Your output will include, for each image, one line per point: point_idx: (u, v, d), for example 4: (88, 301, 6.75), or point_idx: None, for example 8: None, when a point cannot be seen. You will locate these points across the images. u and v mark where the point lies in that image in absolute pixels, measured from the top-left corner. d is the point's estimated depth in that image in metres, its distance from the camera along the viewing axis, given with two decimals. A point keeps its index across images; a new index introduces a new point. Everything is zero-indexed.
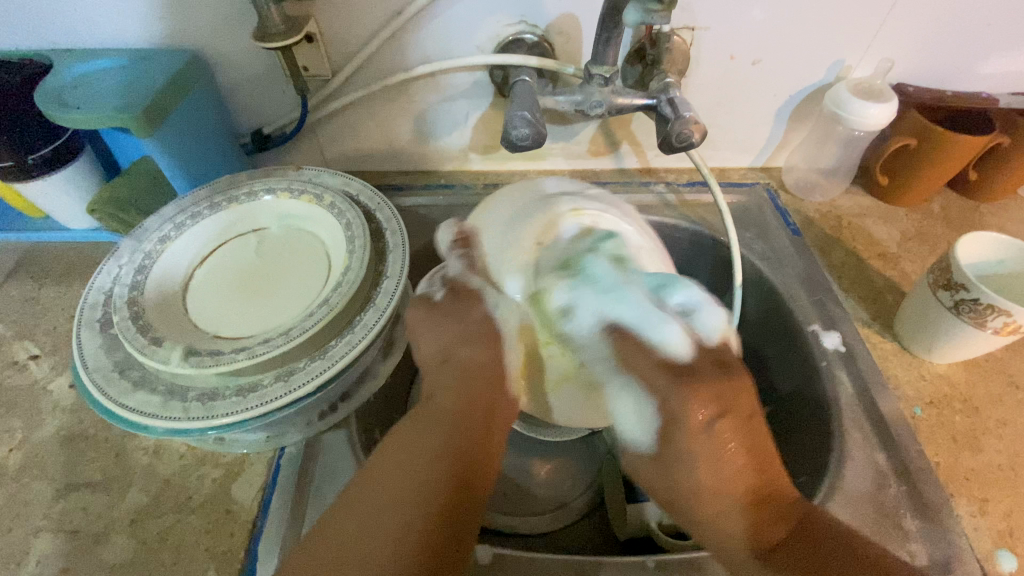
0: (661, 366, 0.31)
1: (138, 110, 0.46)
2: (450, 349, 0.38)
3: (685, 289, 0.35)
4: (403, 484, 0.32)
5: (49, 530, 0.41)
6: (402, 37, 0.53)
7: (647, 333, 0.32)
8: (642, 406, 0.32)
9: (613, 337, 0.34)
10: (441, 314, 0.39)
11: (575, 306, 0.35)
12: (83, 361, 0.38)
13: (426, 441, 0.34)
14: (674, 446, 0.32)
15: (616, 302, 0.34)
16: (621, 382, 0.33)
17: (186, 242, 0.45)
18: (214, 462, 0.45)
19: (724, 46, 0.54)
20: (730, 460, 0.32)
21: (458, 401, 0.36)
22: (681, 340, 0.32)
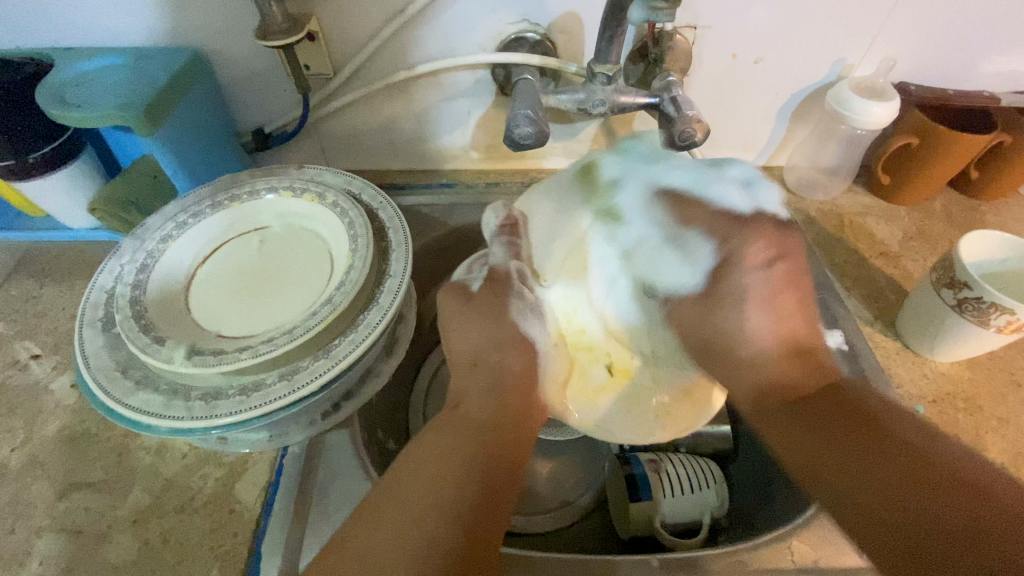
0: (716, 220, 0.38)
1: (139, 108, 0.46)
2: (483, 349, 0.41)
3: (733, 171, 0.40)
4: (433, 484, 0.32)
5: (50, 530, 0.41)
6: (404, 35, 0.53)
7: (704, 192, 0.39)
8: (692, 242, 0.39)
9: (667, 207, 0.40)
10: (473, 311, 0.42)
11: (631, 190, 0.42)
12: (85, 360, 0.38)
13: (459, 443, 0.35)
14: (727, 281, 0.39)
15: (662, 176, 0.41)
16: (664, 248, 0.41)
17: (188, 241, 0.45)
18: (217, 462, 0.45)
19: (726, 44, 0.54)
20: (787, 314, 0.39)
21: (485, 414, 0.37)
22: (740, 199, 0.39)
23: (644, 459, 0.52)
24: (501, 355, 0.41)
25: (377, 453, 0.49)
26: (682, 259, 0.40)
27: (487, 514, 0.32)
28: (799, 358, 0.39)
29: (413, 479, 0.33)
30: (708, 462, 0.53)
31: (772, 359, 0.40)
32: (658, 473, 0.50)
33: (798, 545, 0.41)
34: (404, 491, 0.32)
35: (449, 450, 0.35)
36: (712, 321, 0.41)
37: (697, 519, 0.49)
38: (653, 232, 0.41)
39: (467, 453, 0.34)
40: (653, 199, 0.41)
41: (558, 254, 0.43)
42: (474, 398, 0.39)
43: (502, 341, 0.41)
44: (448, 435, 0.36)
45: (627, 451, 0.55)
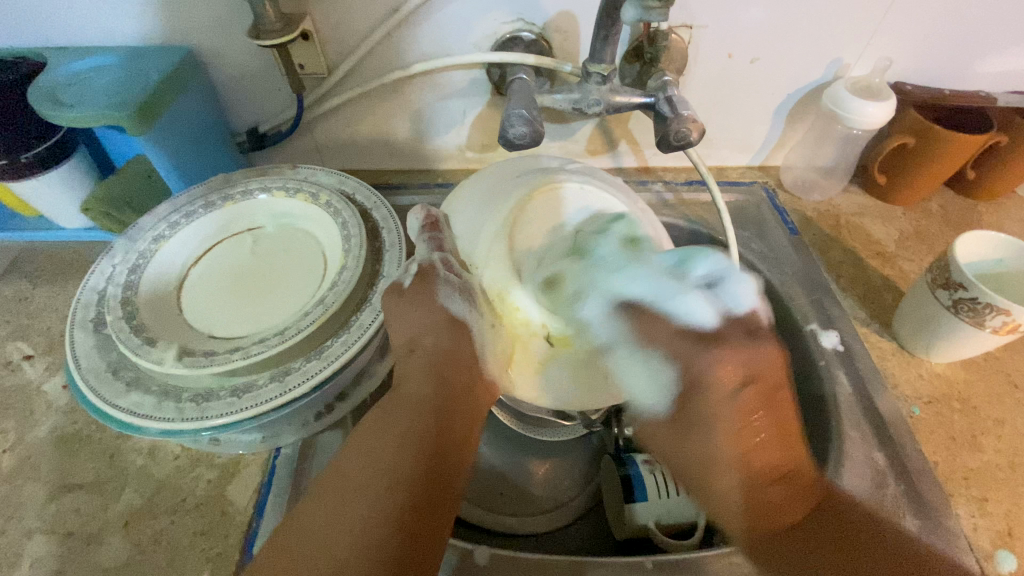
0: (686, 341, 0.32)
1: (131, 108, 0.46)
2: (417, 335, 0.39)
3: (704, 263, 0.34)
4: (370, 468, 0.33)
5: (41, 532, 0.41)
6: (399, 34, 0.52)
7: (666, 311, 0.33)
8: (652, 362, 0.34)
9: (626, 319, 0.34)
10: (405, 302, 0.39)
11: (619, 275, 0.34)
12: (76, 361, 0.37)
13: (395, 434, 0.34)
14: (693, 403, 0.33)
15: (622, 282, 0.34)
16: (633, 355, 0.35)
17: (181, 242, 0.45)
18: (209, 463, 0.44)
19: (722, 44, 0.54)
20: (771, 404, 0.33)
21: (423, 391, 0.37)
22: (707, 311, 0.32)
23: (640, 460, 0.52)
24: (434, 335, 0.38)
25: None
26: (649, 371, 0.34)
27: (424, 498, 0.33)
28: (775, 445, 0.33)
29: (355, 466, 0.33)
30: None
31: (743, 445, 0.33)
32: (653, 474, 0.50)
33: None
34: (347, 481, 0.32)
35: (389, 431, 0.34)
36: (689, 436, 0.34)
37: (692, 521, 0.49)
38: (612, 331, 0.35)
39: (405, 433, 0.35)
40: (616, 313, 0.34)
41: (497, 241, 0.36)
42: (414, 377, 0.38)
43: (435, 330, 0.39)
44: (385, 416, 0.36)
45: (622, 452, 0.55)
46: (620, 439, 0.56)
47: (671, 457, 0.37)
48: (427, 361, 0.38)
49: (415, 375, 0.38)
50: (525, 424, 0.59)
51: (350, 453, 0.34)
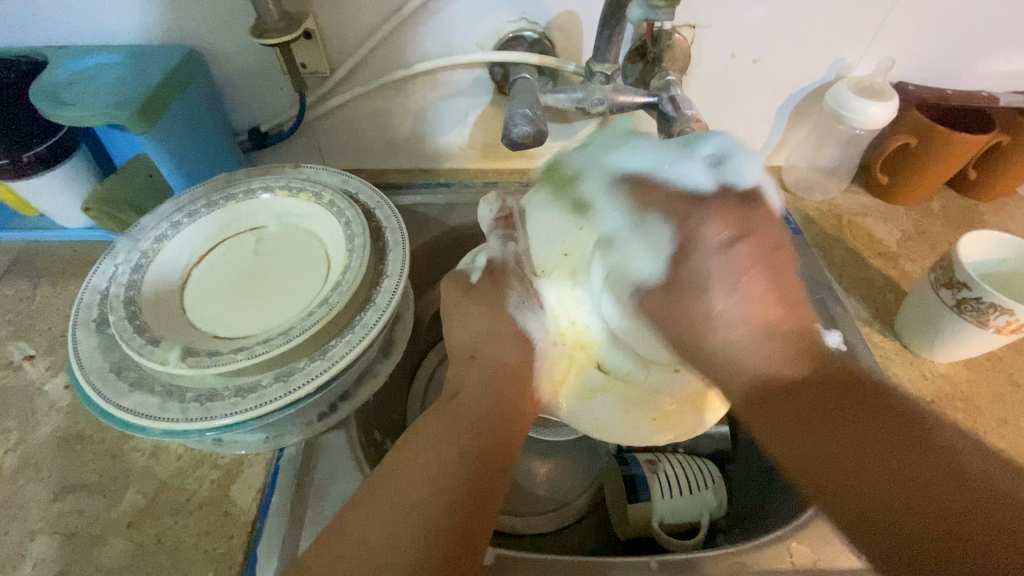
0: (676, 201, 0.36)
1: (134, 107, 0.45)
2: (483, 338, 0.41)
3: (702, 148, 0.37)
4: (424, 480, 0.33)
5: (45, 533, 0.41)
6: (402, 33, 0.52)
7: (669, 175, 0.37)
8: (648, 224, 0.38)
9: (636, 189, 0.39)
10: (475, 300, 0.42)
11: (630, 154, 0.41)
12: (78, 361, 0.37)
13: (448, 445, 0.35)
14: (688, 264, 0.35)
15: (638, 159, 0.40)
16: (632, 232, 0.38)
17: (183, 241, 0.45)
18: (212, 464, 0.44)
19: (725, 44, 0.54)
20: (763, 296, 0.33)
21: (482, 406, 0.38)
22: (702, 176, 0.36)
23: (641, 460, 0.52)
24: (496, 343, 0.41)
25: (374, 455, 0.49)
26: (646, 242, 0.38)
27: (477, 511, 0.33)
28: (782, 343, 0.33)
29: (405, 478, 0.33)
30: (706, 463, 0.53)
31: (748, 334, 0.33)
32: (656, 473, 0.50)
33: (797, 547, 0.41)
34: (396, 491, 0.33)
35: (443, 443, 0.35)
36: (675, 312, 0.36)
37: (696, 520, 0.49)
38: (620, 219, 0.39)
39: (460, 449, 0.35)
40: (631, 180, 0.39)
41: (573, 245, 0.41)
42: (472, 393, 0.39)
43: (498, 337, 0.41)
44: (437, 430, 0.36)
45: (624, 452, 0.55)
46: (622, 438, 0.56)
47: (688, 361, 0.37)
48: (483, 377, 0.39)
49: (470, 389, 0.39)
50: (532, 427, 0.59)
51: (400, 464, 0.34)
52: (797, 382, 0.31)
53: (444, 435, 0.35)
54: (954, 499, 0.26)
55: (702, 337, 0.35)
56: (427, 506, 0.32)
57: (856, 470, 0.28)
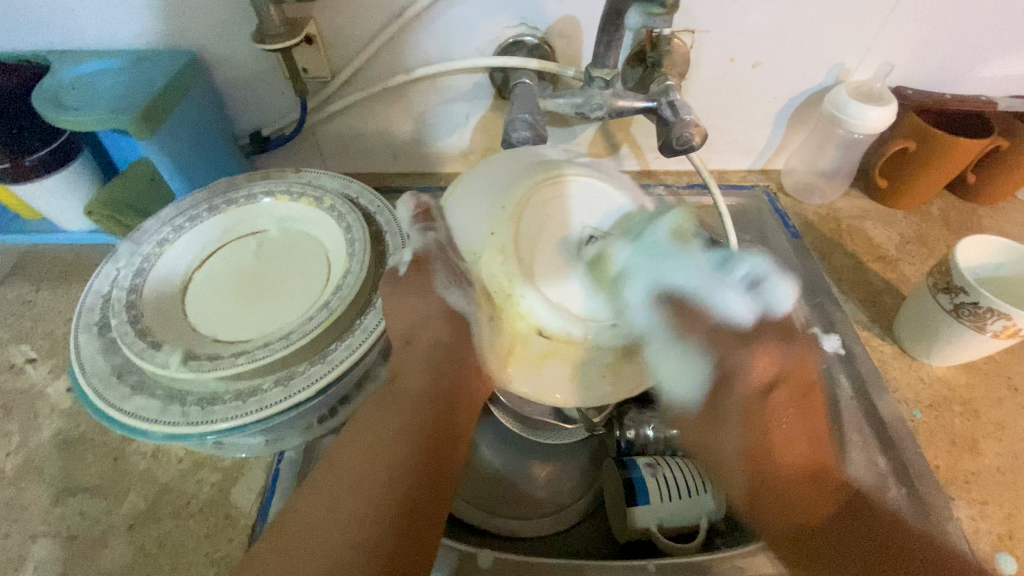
0: (719, 334, 0.38)
1: (136, 111, 0.46)
2: (416, 325, 0.40)
3: (737, 270, 0.37)
4: (371, 459, 0.33)
5: (46, 536, 0.41)
6: (402, 38, 0.52)
7: (711, 302, 0.37)
8: (690, 347, 0.37)
9: (676, 297, 0.36)
10: (400, 289, 0.40)
11: (684, 268, 0.36)
12: (81, 365, 0.37)
13: (394, 430, 0.35)
14: (726, 399, 0.39)
15: (672, 271, 0.36)
16: (671, 343, 0.36)
17: (185, 245, 0.45)
18: (213, 467, 0.44)
19: (724, 49, 0.54)
20: (804, 429, 0.40)
21: (424, 388, 0.38)
22: (742, 307, 0.37)
23: (641, 464, 0.52)
24: (430, 328, 0.40)
25: None
26: (688, 361, 0.37)
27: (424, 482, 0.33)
28: (801, 421, 0.40)
29: (352, 461, 0.33)
30: None
31: (753, 436, 0.39)
32: (656, 477, 0.51)
33: None
34: (344, 474, 0.33)
35: (386, 424, 0.35)
36: (719, 425, 0.40)
37: (694, 523, 0.50)
38: (656, 315, 0.35)
39: (403, 428, 0.35)
40: (671, 287, 0.36)
41: (503, 225, 0.34)
42: (416, 375, 0.39)
43: (431, 321, 0.40)
44: (380, 413, 0.36)
45: (624, 455, 0.55)
46: (622, 441, 0.56)
47: (693, 435, 0.41)
48: (426, 355, 0.40)
49: (412, 371, 0.39)
50: (532, 429, 0.58)
51: (347, 450, 0.34)
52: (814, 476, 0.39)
53: (387, 416, 0.36)
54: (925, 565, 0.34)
55: (716, 432, 0.40)
56: (375, 484, 0.32)
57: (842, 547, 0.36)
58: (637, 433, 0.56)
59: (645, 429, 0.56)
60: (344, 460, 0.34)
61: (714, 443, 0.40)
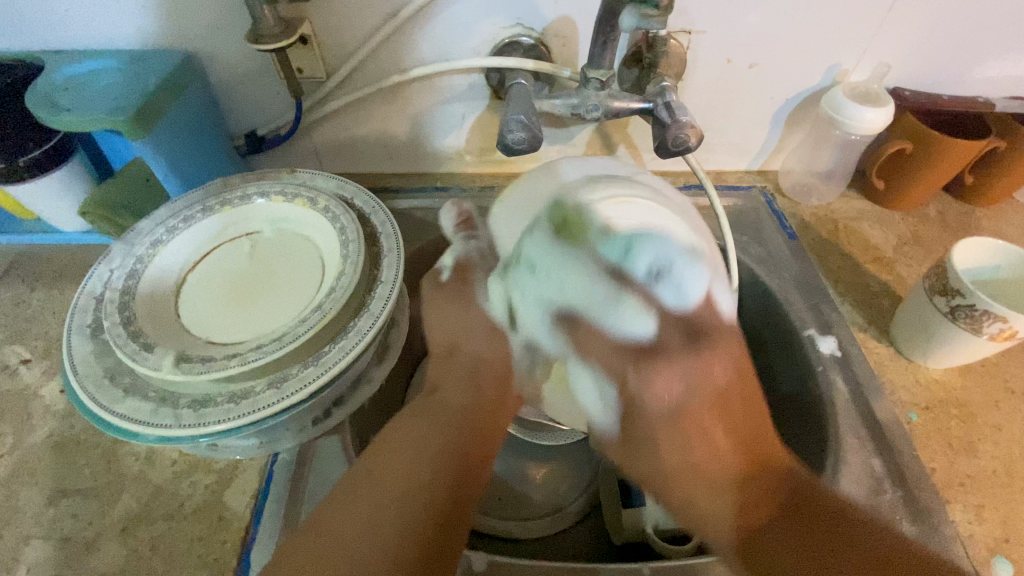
0: (624, 352, 0.33)
1: (130, 112, 0.46)
2: (460, 338, 0.41)
3: (640, 254, 0.31)
4: (398, 471, 0.34)
5: (39, 537, 0.41)
6: (398, 38, 0.52)
7: (607, 323, 0.33)
8: (591, 381, 0.35)
9: (569, 319, 0.34)
10: (445, 297, 0.42)
11: (569, 283, 0.33)
12: (73, 366, 0.37)
13: (431, 439, 0.36)
14: (639, 423, 0.34)
15: (559, 291, 0.34)
16: (579, 366, 0.35)
17: (178, 247, 0.45)
18: (206, 469, 0.44)
19: (720, 50, 0.54)
20: (721, 440, 0.34)
21: (464, 402, 0.39)
22: (642, 323, 0.32)
23: None
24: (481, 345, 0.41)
25: None
26: (604, 400, 0.35)
27: (451, 502, 0.33)
28: (739, 443, 0.34)
29: (380, 472, 0.34)
30: None
31: (683, 458, 0.34)
32: None
33: None
34: (369, 478, 0.33)
35: (421, 434, 0.36)
36: (637, 457, 0.35)
37: None
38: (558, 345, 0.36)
39: (433, 438, 0.36)
40: (569, 307, 0.34)
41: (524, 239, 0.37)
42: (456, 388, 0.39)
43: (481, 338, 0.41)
44: (414, 421, 0.37)
45: None
46: None
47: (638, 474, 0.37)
48: (464, 371, 0.40)
49: (451, 384, 0.40)
50: (530, 430, 0.59)
51: (381, 456, 0.35)
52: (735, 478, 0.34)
53: (421, 427, 0.36)
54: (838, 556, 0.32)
55: (660, 460, 0.34)
56: (398, 489, 0.33)
57: (784, 544, 0.33)
58: None
59: None
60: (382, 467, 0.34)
61: (638, 468, 0.36)
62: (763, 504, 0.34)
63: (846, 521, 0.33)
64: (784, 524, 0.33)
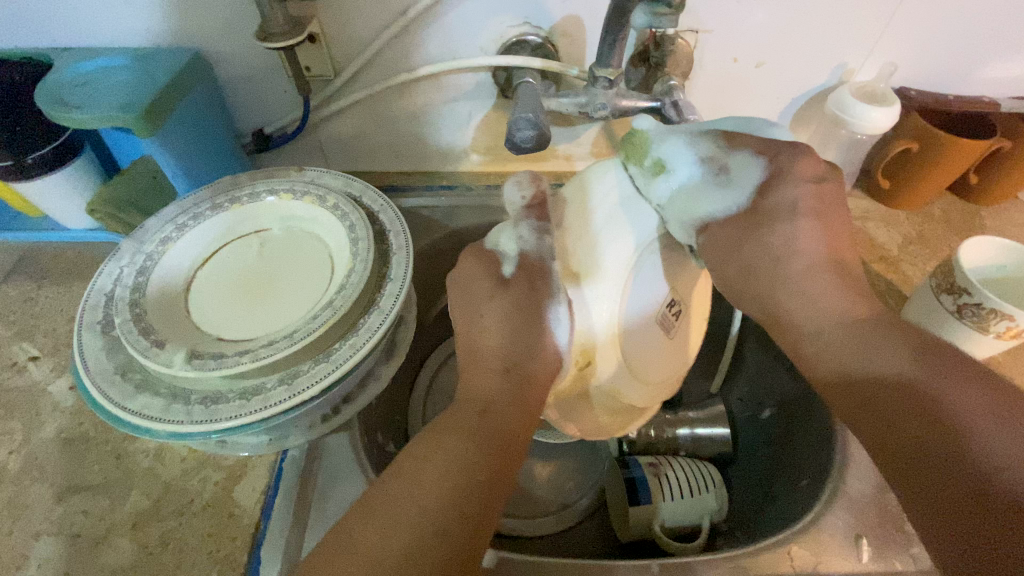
0: (765, 144, 0.40)
1: (139, 110, 0.46)
2: (512, 355, 0.39)
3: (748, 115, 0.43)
4: (428, 490, 0.32)
5: (50, 533, 0.41)
6: (406, 37, 0.52)
7: (756, 129, 0.41)
8: (738, 161, 0.39)
9: (721, 131, 0.40)
10: (509, 300, 0.40)
11: (714, 117, 0.43)
12: (84, 363, 0.37)
13: (466, 452, 0.34)
14: (773, 197, 0.39)
15: (695, 120, 0.41)
16: (716, 171, 0.39)
17: (188, 244, 0.45)
18: (216, 465, 0.44)
19: (727, 49, 0.54)
20: (833, 236, 0.39)
21: (511, 423, 0.36)
22: (788, 134, 0.42)
23: (643, 463, 0.52)
24: (536, 363, 0.38)
25: (377, 457, 0.49)
26: (730, 180, 0.40)
27: (478, 524, 0.32)
28: (836, 277, 0.37)
29: (413, 489, 0.32)
30: (707, 466, 0.54)
31: (799, 261, 0.38)
32: (657, 477, 0.51)
33: (797, 550, 0.41)
34: (398, 500, 0.32)
35: (452, 448, 0.34)
36: (745, 248, 0.40)
37: (696, 523, 0.49)
38: (698, 166, 0.39)
39: (466, 459, 0.33)
40: (711, 127, 0.40)
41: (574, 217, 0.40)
42: (501, 406, 0.37)
43: (539, 358, 0.39)
44: (449, 437, 0.35)
45: (626, 455, 0.55)
46: (624, 442, 0.56)
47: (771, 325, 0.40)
48: (505, 385, 0.38)
49: (484, 392, 0.38)
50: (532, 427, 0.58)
51: (411, 466, 0.34)
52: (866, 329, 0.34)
53: (457, 446, 0.34)
54: (927, 426, 0.28)
55: (782, 300, 0.39)
56: (434, 519, 0.31)
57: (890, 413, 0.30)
58: (639, 433, 0.56)
59: (648, 429, 0.56)
60: (411, 475, 0.33)
61: (738, 266, 0.40)
62: (853, 386, 0.33)
63: (940, 396, 0.29)
64: (875, 382, 0.32)
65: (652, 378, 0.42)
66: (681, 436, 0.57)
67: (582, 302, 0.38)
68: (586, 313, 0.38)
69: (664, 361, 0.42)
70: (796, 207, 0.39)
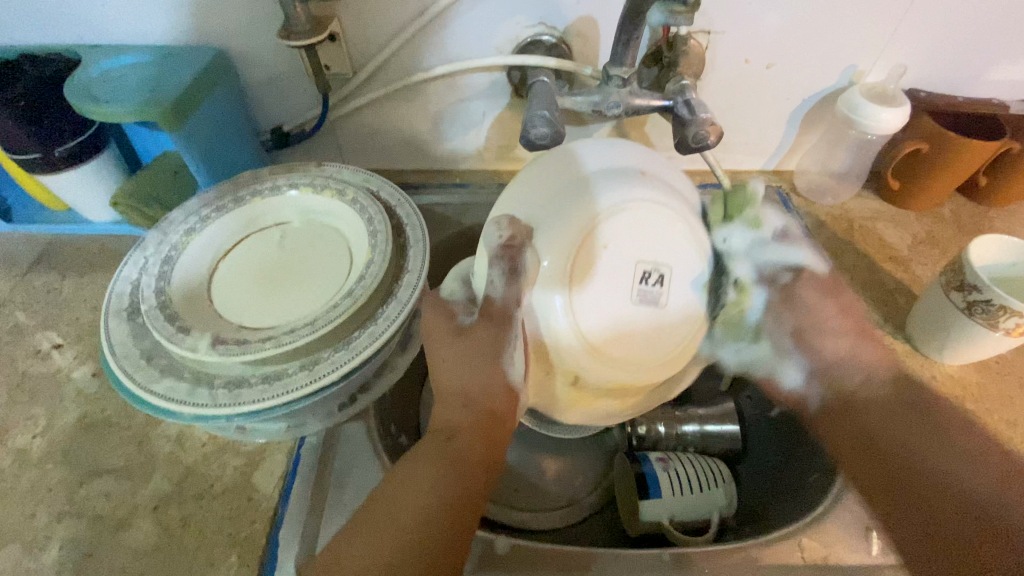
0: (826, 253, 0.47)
1: (166, 104, 0.47)
2: (472, 393, 0.36)
3: None
4: (406, 518, 0.32)
5: (71, 516, 0.42)
6: (424, 37, 0.54)
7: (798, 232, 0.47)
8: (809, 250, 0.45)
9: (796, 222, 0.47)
10: (467, 348, 0.37)
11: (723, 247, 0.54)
12: (111, 348, 0.38)
13: (442, 480, 0.33)
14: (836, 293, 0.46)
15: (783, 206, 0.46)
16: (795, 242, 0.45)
17: (210, 235, 0.46)
18: (235, 451, 0.46)
19: (739, 50, 0.55)
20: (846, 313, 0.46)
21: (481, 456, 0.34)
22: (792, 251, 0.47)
23: (653, 458, 0.53)
24: (499, 382, 0.37)
25: (391, 447, 0.50)
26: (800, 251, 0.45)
27: (454, 546, 0.32)
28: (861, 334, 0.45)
29: (389, 517, 0.32)
30: (717, 462, 0.54)
31: (830, 333, 0.45)
32: (667, 471, 0.51)
33: (808, 542, 0.41)
34: (378, 526, 0.31)
35: (424, 480, 0.33)
36: (800, 306, 0.45)
37: (706, 517, 0.50)
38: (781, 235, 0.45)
39: (442, 488, 0.33)
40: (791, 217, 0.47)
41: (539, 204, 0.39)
42: (465, 434, 0.35)
43: (494, 392, 0.37)
44: (423, 466, 0.33)
45: (635, 450, 0.56)
46: (633, 437, 0.57)
47: (830, 397, 0.44)
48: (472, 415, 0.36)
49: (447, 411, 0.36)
50: (542, 423, 0.56)
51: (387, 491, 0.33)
52: (869, 442, 0.40)
53: (430, 476, 0.33)
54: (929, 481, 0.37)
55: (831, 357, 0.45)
56: (414, 541, 0.31)
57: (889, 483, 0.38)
58: (649, 429, 0.57)
59: (657, 425, 0.57)
60: (391, 504, 0.32)
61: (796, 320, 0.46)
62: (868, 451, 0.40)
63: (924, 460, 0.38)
64: (934, 454, 0.37)
65: (649, 353, 0.40)
66: (690, 432, 0.57)
67: (542, 289, 0.38)
68: (540, 314, 0.38)
69: (654, 340, 0.40)
70: (838, 301, 0.46)
